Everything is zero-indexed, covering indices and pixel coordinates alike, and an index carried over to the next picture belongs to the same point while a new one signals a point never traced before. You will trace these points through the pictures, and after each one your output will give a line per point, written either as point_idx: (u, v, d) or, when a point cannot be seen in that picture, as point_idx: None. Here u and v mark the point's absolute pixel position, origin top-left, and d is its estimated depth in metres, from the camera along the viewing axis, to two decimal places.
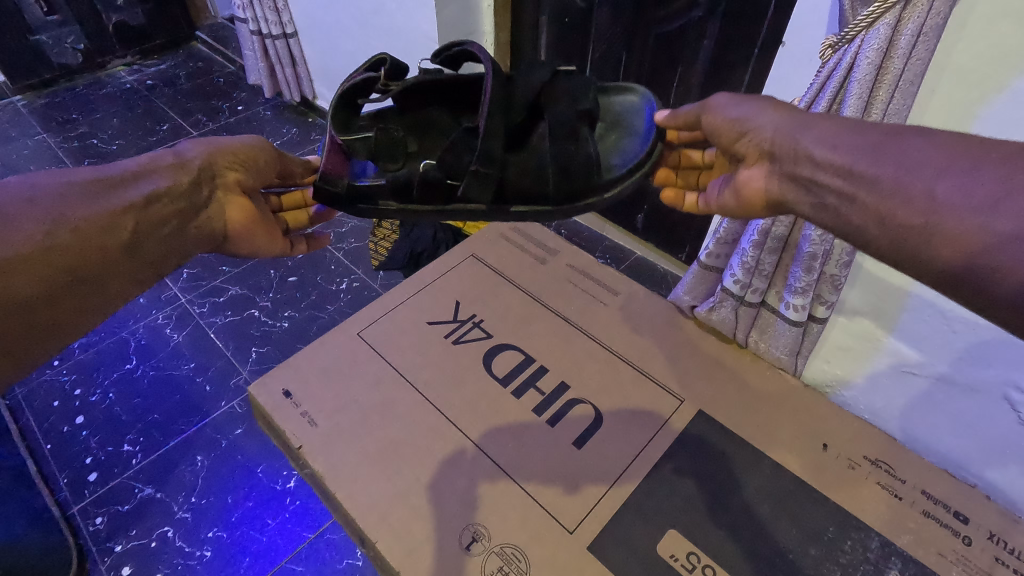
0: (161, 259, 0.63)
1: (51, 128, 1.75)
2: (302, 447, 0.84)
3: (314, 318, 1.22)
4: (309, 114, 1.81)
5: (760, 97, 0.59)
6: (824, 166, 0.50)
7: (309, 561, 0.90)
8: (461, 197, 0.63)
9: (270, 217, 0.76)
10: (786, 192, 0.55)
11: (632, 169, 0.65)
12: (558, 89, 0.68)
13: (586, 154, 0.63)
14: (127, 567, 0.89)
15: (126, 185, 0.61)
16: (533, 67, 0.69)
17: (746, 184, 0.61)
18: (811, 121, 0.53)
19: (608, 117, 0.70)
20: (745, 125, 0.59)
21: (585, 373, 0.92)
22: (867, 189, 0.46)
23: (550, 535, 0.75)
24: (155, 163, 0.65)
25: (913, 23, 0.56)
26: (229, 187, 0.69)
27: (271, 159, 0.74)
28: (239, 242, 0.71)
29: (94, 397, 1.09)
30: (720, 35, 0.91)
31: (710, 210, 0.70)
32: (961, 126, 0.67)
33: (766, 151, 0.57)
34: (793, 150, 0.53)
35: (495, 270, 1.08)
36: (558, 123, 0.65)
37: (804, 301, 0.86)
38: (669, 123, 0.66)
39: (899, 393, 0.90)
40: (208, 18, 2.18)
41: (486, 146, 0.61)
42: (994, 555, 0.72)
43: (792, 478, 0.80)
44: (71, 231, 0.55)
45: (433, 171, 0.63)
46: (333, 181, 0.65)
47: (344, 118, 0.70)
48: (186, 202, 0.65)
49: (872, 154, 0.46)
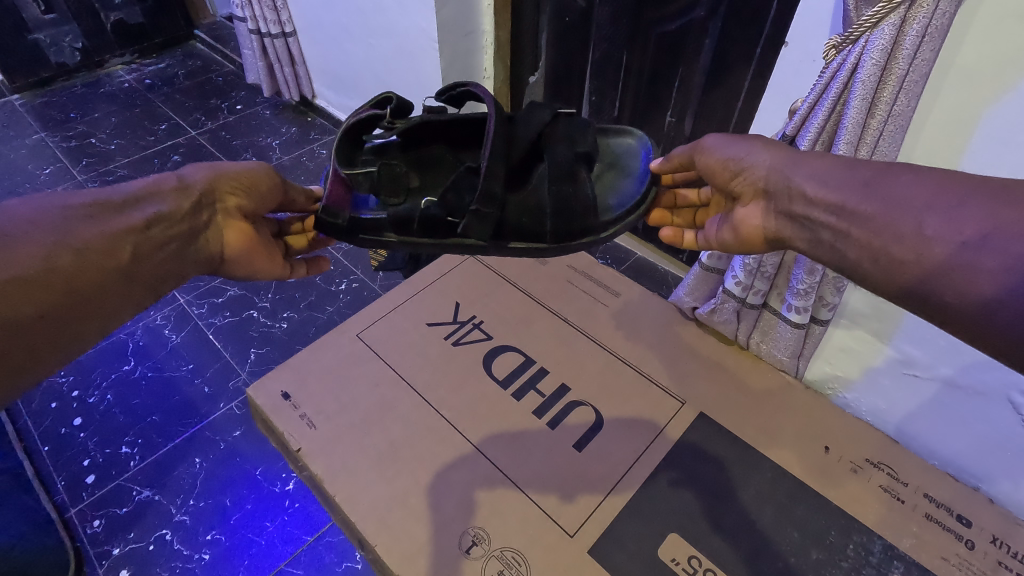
0: (160, 281, 0.62)
1: (49, 127, 1.74)
2: (301, 450, 0.83)
3: (313, 319, 1.22)
4: (308, 113, 1.80)
5: (751, 136, 0.63)
6: (817, 204, 0.55)
7: (308, 564, 0.89)
8: (460, 233, 0.63)
9: (269, 241, 0.76)
10: (783, 228, 0.60)
11: (629, 210, 0.65)
12: (557, 131, 0.67)
13: (584, 196, 0.63)
14: (125, 570, 0.88)
15: (128, 209, 0.60)
16: (534, 109, 0.68)
17: (743, 222, 0.64)
18: (802, 160, 0.58)
19: (607, 156, 0.70)
20: (740, 164, 0.62)
21: (586, 375, 0.91)
22: (860, 226, 0.51)
23: (550, 538, 0.75)
24: (158, 185, 0.64)
25: (918, 23, 0.55)
26: (229, 214, 0.69)
27: (273, 185, 0.72)
28: (235, 265, 0.71)
29: (93, 399, 1.08)
30: (722, 34, 0.91)
31: (711, 247, 0.72)
32: (966, 127, 0.66)
33: (761, 190, 0.61)
34: (787, 189, 0.57)
35: (495, 270, 1.08)
36: (557, 164, 0.64)
37: (806, 303, 0.85)
38: (664, 169, 0.66)
39: (902, 396, 0.89)
40: (207, 16, 2.18)
41: (486, 184, 0.61)
42: (998, 559, 0.72)
43: (794, 481, 0.79)
44: (72, 257, 0.54)
45: (434, 207, 0.63)
46: (335, 215, 0.65)
47: (349, 153, 0.68)
48: (187, 225, 0.64)
49: (863, 192, 0.51)
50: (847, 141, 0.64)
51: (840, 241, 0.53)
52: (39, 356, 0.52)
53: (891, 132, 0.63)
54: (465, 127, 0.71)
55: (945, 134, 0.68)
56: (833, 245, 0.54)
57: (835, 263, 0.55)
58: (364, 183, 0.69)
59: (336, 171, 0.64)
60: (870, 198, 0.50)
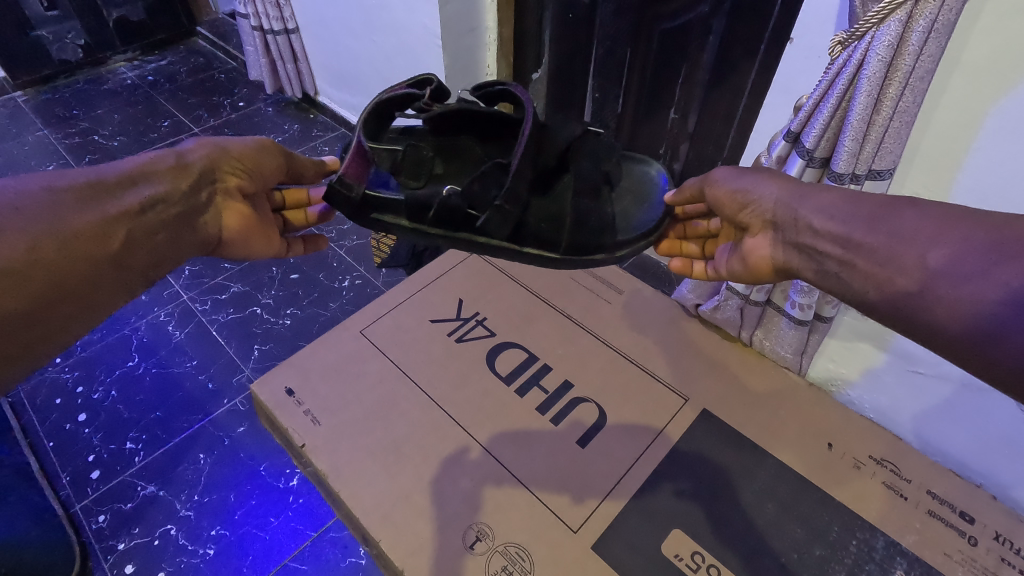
0: (153, 266, 0.62)
1: (51, 124, 1.74)
2: (305, 446, 0.83)
3: (317, 315, 1.22)
4: (310, 110, 1.80)
5: (758, 169, 0.63)
6: (823, 236, 0.55)
7: (312, 560, 0.89)
8: (478, 228, 0.62)
9: (270, 219, 0.75)
10: (791, 259, 0.59)
11: (645, 234, 0.66)
12: (584, 147, 0.71)
13: (603, 213, 0.67)
14: (130, 565, 0.88)
15: (122, 190, 0.59)
16: (566, 122, 0.73)
17: (752, 252, 0.64)
18: (808, 192, 0.58)
19: (629, 181, 0.72)
20: (748, 196, 0.62)
21: (589, 372, 0.92)
22: (865, 257, 0.50)
23: (554, 534, 0.75)
24: (154, 165, 0.63)
25: (925, 19, 0.55)
26: (229, 193, 0.68)
27: (276, 165, 0.73)
28: (234, 246, 0.71)
29: (97, 395, 1.09)
30: (726, 31, 0.91)
31: (721, 276, 0.71)
32: (971, 125, 0.66)
33: (769, 221, 0.61)
34: (794, 220, 0.58)
35: (498, 267, 1.08)
36: (582, 176, 0.69)
37: (809, 300, 0.85)
38: (675, 201, 0.69)
39: (906, 393, 0.88)
40: (209, 13, 2.17)
41: (513, 184, 0.62)
42: (1000, 555, 0.72)
43: (797, 478, 0.80)
44: (60, 242, 0.53)
45: (455, 197, 0.61)
46: (349, 188, 0.62)
47: (374, 128, 0.69)
48: (184, 205, 0.63)
49: (866, 224, 0.51)
50: (852, 137, 0.64)
51: (844, 271, 0.53)
52: (28, 344, 0.52)
53: (896, 129, 0.63)
54: (499, 122, 0.71)
55: (951, 131, 0.68)
56: (838, 275, 0.53)
57: (840, 294, 0.54)
58: (384, 162, 0.70)
59: (357, 144, 0.63)
60: (873, 232, 0.50)
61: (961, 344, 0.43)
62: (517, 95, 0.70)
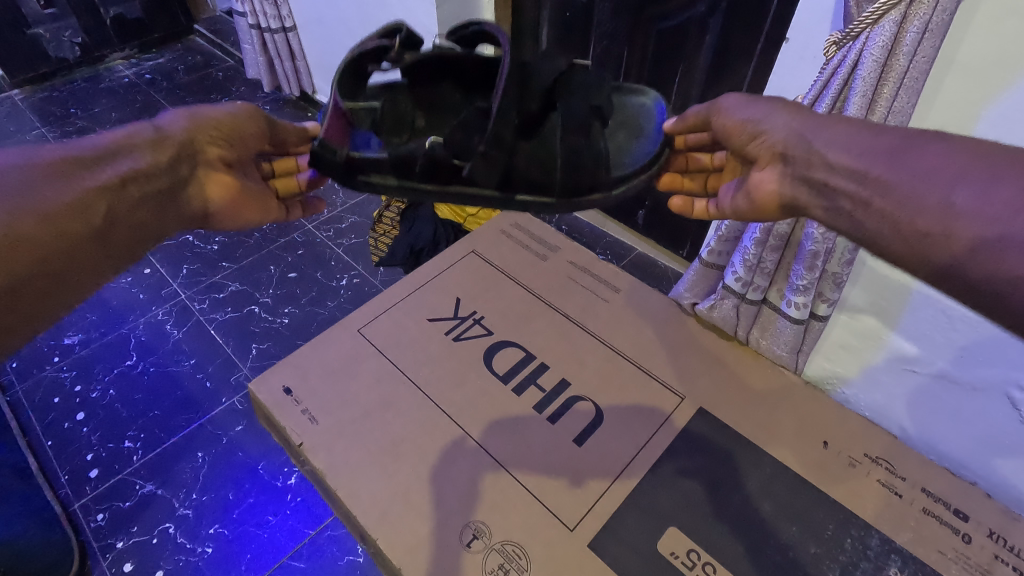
0: (138, 244, 0.57)
1: (49, 123, 1.74)
2: (302, 444, 0.84)
3: (315, 314, 1.22)
4: (308, 108, 1.80)
5: (767, 96, 0.60)
6: (837, 171, 0.51)
7: (310, 558, 0.90)
8: (466, 178, 0.59)
9: (262, 188, 0.69)
10: (799, 194, 0.56)
11: (641, 169, 0.63)
12: (574, 80, 0.63)
13: (597, 151, 0.61)
14: (128, 563, 0.89)
15: (99, 165, 0.55)
16: (550, 56, 0.64)
17: (758, 186, 0.60)
18: (823, 121, 0.54)
19: (622, 116, 0.68)
20: (757, 125, 0.59)
21: (586, 370, 0.92)
22: (882, 196, 0.47)
23: (551, 532, 0.75)
24: (131, 138, 0.58)
25: (919, 20, 0.55)
26: (210, 164, 0.62)
27: (260, 131, 0.65)
28: (223, 220, 0.66)
29: (95, 394, 1.09)
30: (722, 30, 0.91)
31: (724, 215, 0.68)
32: (964, 127, 0.67)
33: (777, 152, 0.57)
34: (806, 151, 0.54)
35: (496, 266, 1.08)
36: (572, 117, 0.62)
37: (805, 299, 0.83)
38: (677, 129, 0.65)
39: (901, 391, 0.88)
40: (207, 12, 2.17)
41: (496, 130, 0.57)
42: (994, 552, 0.73)
43: (793, 476, 0.80)
44: (33, 220, 0.49)
45: (440, 150, 0.59)
46: (332, 153, 0.60)
47: (353, 92, 0.66)
48: (164, 181, 0.58)
49: (887, 159, 0.48)
50: None
51: (858, 211, 0.50)
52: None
53: None
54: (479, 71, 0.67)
55: (946, 132, 0.69)
56: (850, 214, 0.51)
57: (852, 234, 0.51)
58: (365, 121, 0.65)
59: (336, 109, 0.61)
60: (897, 170, 0.47)
61: (979, 289, 0.41)
62: (490, 35, 0.63)
